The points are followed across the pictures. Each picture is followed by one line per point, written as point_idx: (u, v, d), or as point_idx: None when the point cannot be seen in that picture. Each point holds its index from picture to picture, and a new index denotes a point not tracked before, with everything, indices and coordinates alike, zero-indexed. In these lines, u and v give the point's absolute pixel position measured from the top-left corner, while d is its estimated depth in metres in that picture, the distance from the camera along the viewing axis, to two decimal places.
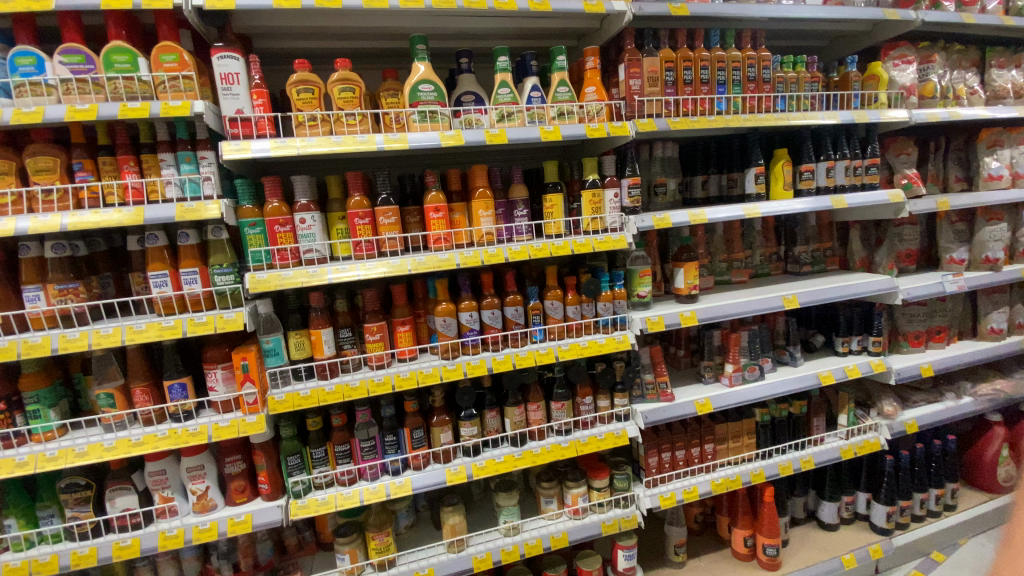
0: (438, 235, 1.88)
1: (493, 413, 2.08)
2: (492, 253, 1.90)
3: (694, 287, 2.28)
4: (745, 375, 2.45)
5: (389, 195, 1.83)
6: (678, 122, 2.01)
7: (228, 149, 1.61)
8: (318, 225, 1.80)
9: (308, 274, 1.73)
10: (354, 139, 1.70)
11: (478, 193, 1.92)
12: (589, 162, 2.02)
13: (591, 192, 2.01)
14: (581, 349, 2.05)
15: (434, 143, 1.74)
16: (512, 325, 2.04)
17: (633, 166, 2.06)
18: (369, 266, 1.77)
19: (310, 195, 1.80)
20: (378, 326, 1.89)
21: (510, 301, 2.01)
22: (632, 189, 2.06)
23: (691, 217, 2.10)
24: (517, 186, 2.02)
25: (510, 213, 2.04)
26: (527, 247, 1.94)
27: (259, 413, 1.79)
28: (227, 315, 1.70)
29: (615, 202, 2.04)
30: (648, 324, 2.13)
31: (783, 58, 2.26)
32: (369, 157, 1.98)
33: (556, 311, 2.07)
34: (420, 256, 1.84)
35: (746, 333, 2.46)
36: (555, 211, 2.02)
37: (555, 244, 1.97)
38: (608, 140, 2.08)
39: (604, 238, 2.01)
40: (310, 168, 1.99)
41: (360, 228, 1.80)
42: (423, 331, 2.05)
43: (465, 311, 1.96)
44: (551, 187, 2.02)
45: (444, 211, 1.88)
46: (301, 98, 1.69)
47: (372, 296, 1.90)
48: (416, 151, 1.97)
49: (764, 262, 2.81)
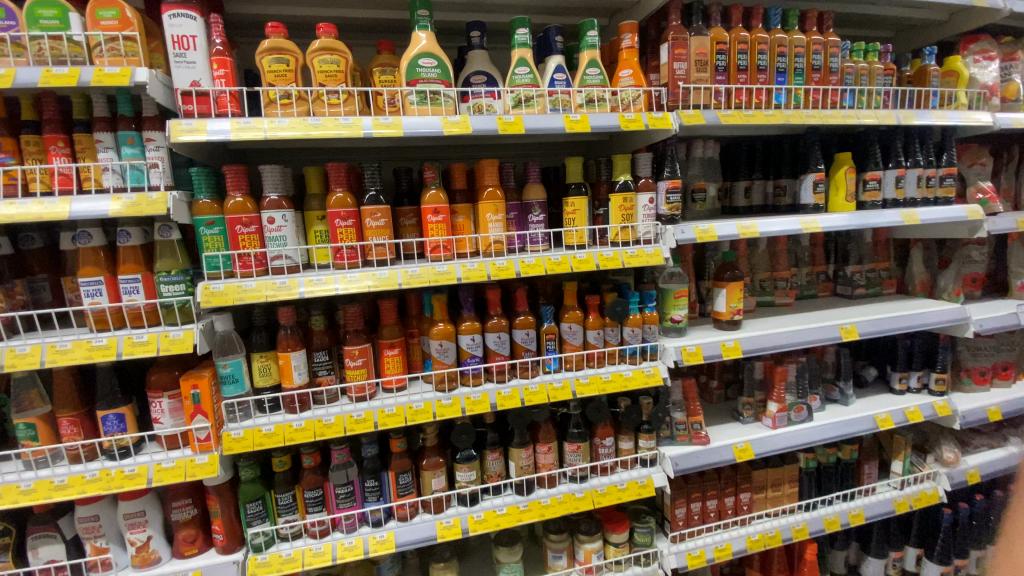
0: (436, 243, 1.56)
1: (495, 455, 1.74)
2: (501, 267, 1.57)
3: (737, 311, 1.93)
4: (791, 417, 2.10)
5: (378, 192, 1.50)
6: (730, 115, 1.67)
7: (177, 130, 1.29)
8: (291, 227, 1.47)
9: (275, 287, 1.41)
10: (335, 122, 1.37)
11: (486, 193, 1.60)
12: (619, 158, 1.68)
13: (622, 197, 1.67)
14: (603, 384, 1.72)
15: (435, 132, 1.41)
16: (522, 352, 1.70)
17: (673, 166, 1.71)
18: (351, 280, 1.45)
19: (282, 190, 1.47)
20: (360, 350, 1.57)
21: (520, 324, 1.67)
22: (672, 195, 1.72)
23: (740, 229, 1.76)
24: (533, 185, 1.69)
25: (524, 218, 1.71)
26: (544, 259, 1.61)
27: (211, 452, 1.48)
28: (173, 334, 1.38)
29: (650, 209, 1.70)
30: (684, 355, 1.78)
31: (853, 46, 1.92)
32: (357, 144, 1.65)
33: (575, 337, 1.73)
34: (414, 267, 1.51)
35: (794, 367, 2.11)
36: (578, 219, 1.68)
37: (578, 258, 1.63)
38: (643, 134, 1.74)
39: (636, 252, 1.68)
40: (287, 156, 1.67)
41: (342, 232, 1.48)
42: (416, 356, 1.72)
43: (466, 334, 1.63)
44: (574, 188, 1.68)
45: (445, 214, 1.56)
46: (273, 71, 1.38)
47: (355, 314, 1.57)
48: (413, 138, 1.64)
49: (812, 282, 2.47)
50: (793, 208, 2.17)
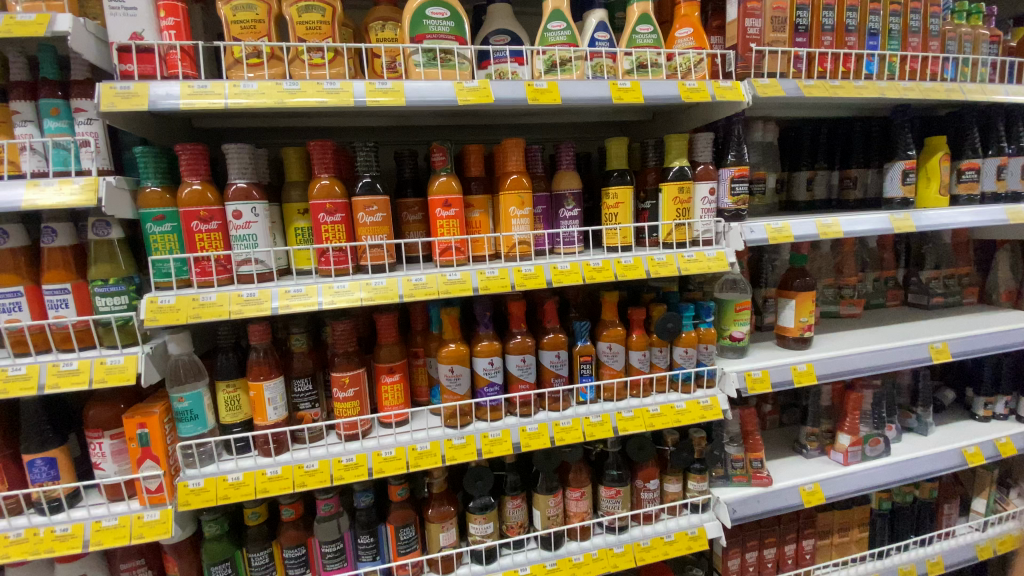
0: (448, 244, 1.24)
1: (517, 502, 1.42)
2: (529, 275, 1.24)
3: (809, 327, 1.61)
4: (865, 451, 1.77)
5: (375, 179, 1.19)
6: (814, 86, 1.35)
7: (109, 96, 0.98)
8: (264, 224, 1.16)
9: (241, 301, 1.09)
10: (318, 87, 1.05)
11: (509, 181, 1.28)
12: (674, 139, 1.35)
13: (677, 186, 1.35)
14: (650, 418, 1.40)
15: (447, 102, 1.09)
16: (551, 379, 1.37)
17: (740, 149, 1.39)
18: (338, 292, 1.13)
19: (252, 175, 1.16)
20: (352, 376, 1.26)
21: (550, 344, 1.35)
22: (739, 185, 1.40)
23: (820, 228, 1.44)
24: (566, 172, 1.38)
25: (554, 213, 1.39)
26: (581, 265, 1.29)
27: (164, 507, 1.17)
28: (110, 360, 1.07)
29: (710, 203, 1.38)
30: (749, 382, 1.46)
31: (954, 6, 1.59)
32: (348, 119, 1.34)
33: (616, 361, 1.41)
34: (419, 274, 1.19)
35: (869, 393, 1.78)
36: (622, 216, 1.36)
37: (624, 264, 1.30)
38: (702, 109, 1.41)
39: (695, 256, 1.35)
40: (264, 135, 1.36)
41: (328, 230, 1.16)
42: (422, 382, 1.41)
43: (483, 358, 1.30)
44: (617, 175, 1.36)
45: (458, 206, 1.24)
46: (239, 21, 1.06)
47: (347, 332, 1.26)
48: (418, 112, 1.32)
49: (879, 289, 2.14)
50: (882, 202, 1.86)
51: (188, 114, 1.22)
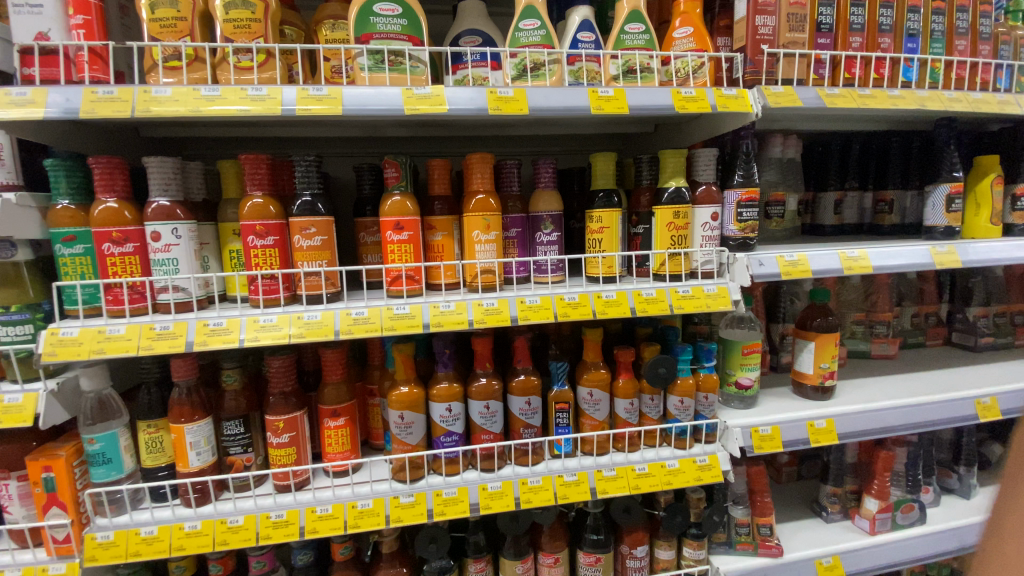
0: (399, 272, 1.07)
1: (480, 567, 1.24)
2: (492, 310, 1.06)
3: (830, 375, 1.39)
4: (897, 519, 1.52)
5: (315, 197, 1.03)
6: (839, 95, 1.14)
7: (3, 101, 0.86)
8: (190, 246, 1.03)
9: (153, 335, 0.95)
10: (240, 92, 0.90)
11: (474, 201, 1.11)
12: (669, 155, 1.17)
13: (672, 210, 1.16)
14: (635, 479, 1.20)
15: (392, 111, 0.93)
16: (520, 429, 1.19)
17: (748, 167, 1.19)
18: (264, 327, 0.98)
19: (180, 192, 1.04)
20: (288, 420, 1.10)
21: (519, 388, 1.17)
22: (747, 211, 1.20)
23: (845, 262, 1.22)
24: (545, 192, 1.21)
25: (531, 238, 1.23)
26: (553, 299, 1.09)
27: (71, 560, 1.03)
28: (6, 398, 0.95)
29: (711, 230, 1.19)
30: (756, 440, 1.26)
31: (1010, 4, 1.37)
32: (318, 130, 1.24)
33: (597, 410, 1.22)
34: (361, 307, 1.03)
35: (903, 451, 1.54)
36: (607, 244, 1.18)
37: (606, 300, 1.11)
38: (706, 119, 1.22)
39: (692, 292, 1.15)
40: (229, 143, 1.29)
41: (260, 255, 1.01)
42: (377, 424, 1.25)
43: (440, 403, 1.14)
44: (603, 196, 1.18)
45: (414, 229, 1.08)
46: (158, 19, 0.94)
47: (287, 369, 1.11)
48: (380, 122, 1.18)
49: (919, 326, 1.89)
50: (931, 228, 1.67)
51: (132, 123, 1.13)
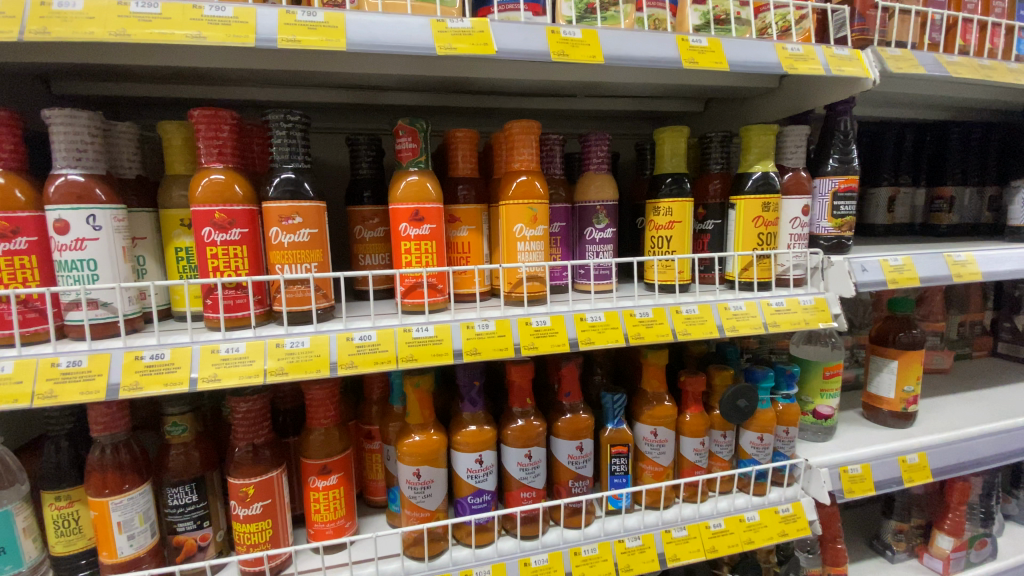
0: (417, 280, 0.79)
1: None
2: (544, 331, 0.79)
3: (914, 400, 1.19)
4: (970, 558, 1.34)
5: (300, 174, 0.73)
6: (960, 65, 0.94)
7: None
8: (114, 242, 0.71)
9: (55, 376, 0.64)
10: (190, 10, 0.60)
11: (515, 185, 0.83)
12: (754, 132, 0.93)
13: (761, 200, 0.92)
14: (711, 539, 0.95)
15: (419, 51, 0.65)
16: (568, 482, 0.92)
17: (845, 150, 0.97)
18: (227, 361, 0.68)
19: (101, 165, 0.72)
20: (260, 482, 0.80)
21: (567, 429, 0.90)
22: (844, 204, 0.97)
23: (952, 268, 1.02)
24: (596, 174, 0.94)
25: (577, 234, 0.96)
26: (621, 313, 0.82)
27: None
28: None
29: (801, 226, 0.96)
30: (845, 483, 1.05)
31: None
32: (304, 92, 0.97)
33: (662, 453, 0.96)
34: (366, 329, 0.73)
35: (977, 481, 1.35)
36: (678, 244, 0.93)
37: (686, 316, 0.84)
38: (793, 89, 1.01)
39: (787, 305, 0.91)
40: (176, 102, 0.97)
41: (221, 255, 0.71)
42: (377, 474, 0.96)
43: (467, 454, 0.85)
44: (670, 182, 0.92)
45: (436, 221, 0.80)
46: None
47: (260, 412, 0.81)
48: (385, 77, 0.90)
49: (965, 335, 1.74)
50: (992, 229, 1.53)
51: (36, 70, 0.81)
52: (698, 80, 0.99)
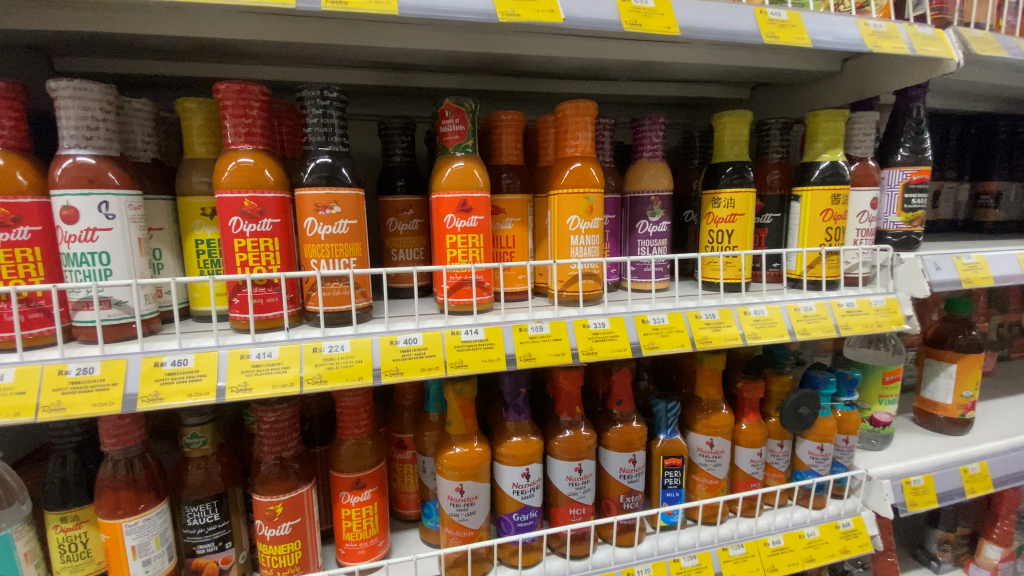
0: (463, 277, 0.71)
1: None
2: (603, 334, 0.70)
3: (972, 406, 1.12)
4: (1017, 566, 1.30)
5: (337, 159, 0.65)
6: None
7: None
8: (129, 233, 0.63)
9: (63, 386, 0.56)
10: None
11: (567, 172, 0.75)
12: (823, 118, 0.86)
13: (830, 191, 0.84)
14: (770, 557, 0.88)
15: (478, 18, 0.58)
16: (619, 497, 0.84)
17: (918, 137, 0.91)
18: (258, 367, 0.60)
19: (114, 145, 0.64)
20: (288, 500, 0.72)
21: (619, 440, 0.82)
22: (916, 196, 0.90)
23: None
24: (650, 162, 0.87)
25: (628, 227, 0.89)
26: (686, 314, 0.74)
27: None
28: None
29: (869, 220, 0.89)
30: (908, 496, 0.98)
31: None
32: (329, 72, 0.89)
33: (718, 466, 0.89)
34: (410, 331, 0.65)
35: None
36: (740, 238, 0.85)
37: (755, 318, 0.77)
38: (858, 72, 0.94)
39: (858, 306, 0.84)
40: (191, 82, 0.89)
41: (249, 247, 0.63)
42: (408, 486, 0.88)
43: (513, 467, 0.77)
44: (731, 172, 0.84)
45: (484, 212, 0.72)
46: None
47: (289, 422, 0.74)
48: (421, 55, 0.83)
49: (1004, 336, 1.67)
50: None
51: (37, 40, 0.73)
52: (757, 62, 0.92)
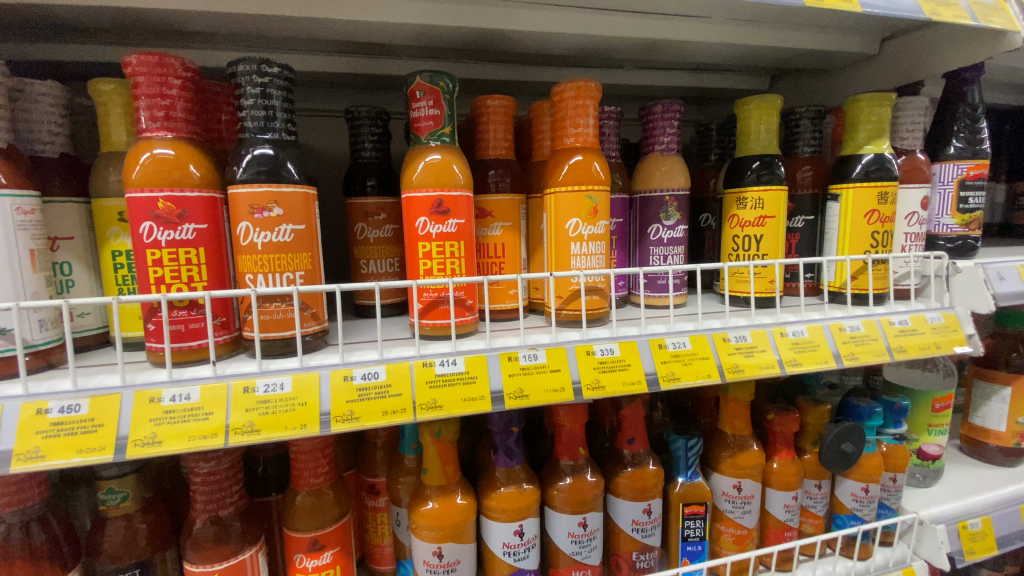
0: (440, 294, 0.58)
1: None
2: (611, 363, 0.57)
3: None
4: None
5: (280, 149, 0.53)
6: None
7: None
8: (18, 243, 0.50)
9: None
10: None
11: (566, 167, 0.62)
12: (867, 103, 0.73)
13: (877, 188, 0.71)
14: None
15: None
16: (631, 555, 0.69)
17: (973, 127, 0.79)
18: (171, 415, 0.47)
19: (5, 134, 0.51)
20: (226, 569, 0.59)
21: (631, 487, 0.68)
22: (973, 195, 0.78)
23: None
24: (663, 157, 0.74)
25: (637, 232, 0.76)
26: (711, 337, 0.61)
27: None
28: None
29: (919, 223, 0.76)
30: (965, 543, 0.85)
31: None
32: (292, 57, 0.76)
33: (747, 514, 0.75)
34: (370, 364, 0.52)
35: None
36: (770, 245, 0.72)
37: (794, 341, 0.64)
38: (900, 53, 0.82)
39: (912, 324, 0.71)
40: None
41: (166, 260, 0.50)
42: (383, 539, 0.73)
43: (503, 524, 0.63)
44: (759, 167, 0.71)
45: (465, 215, 0.59)
46: None
47: (228, 472, 0.61)
48: (396, 33, 0.69)
49: None
50: None
51: None
52: (784, 43, 0.80)
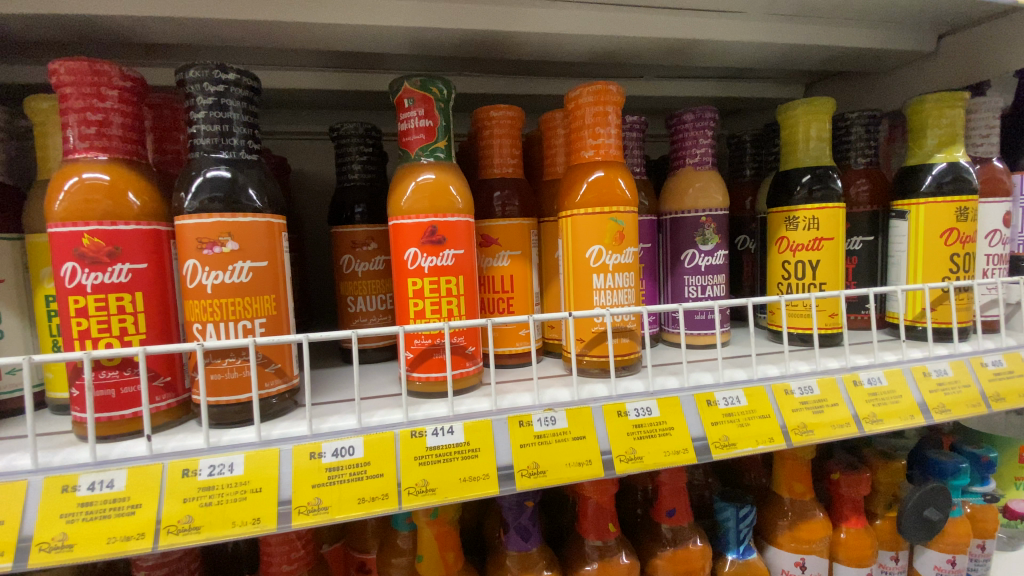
0: (434, 341, 0.48)
1: None
2: (648, 427, 0.46)
3: None
4: None
5: (238, 171, 0.43)
6: None
7: None
8: None
9: None
10: None
11: (585, 185, 0.52)
12: (933, 104, 0.62)
13: (956, 202, 0.60)
14: None
15: None
16: None
17: None
18: (88, 509, 0.36)
19: None
20: None
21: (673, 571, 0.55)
22: None
23: None
24: (696, 171, 0.64)
25: (668, 259, 0.66)
26: (770, 388, 0.50)
27: None
28: None
29: (1002, 243, 0.64)
30: None
31: None
32: (275, 73, 0.68)
33: None
34: (345, 435, 0.41)
35: None
36: (829, 273, 0.60)
37: (870, 392, 0.52)
38: (961, 50, 0.72)
39: (1008, 366, 0.58)
40: None
41: (92, 309, 0.40)
42: None
43: None
44: (810, 181, 0.61)
45: (464, 244, 0.49)
46: None
47: (181, 560, 0.51)
48: (387, 41, 0.61)
49: None
50: None
51: None
52: (828, 41, 0.70)
